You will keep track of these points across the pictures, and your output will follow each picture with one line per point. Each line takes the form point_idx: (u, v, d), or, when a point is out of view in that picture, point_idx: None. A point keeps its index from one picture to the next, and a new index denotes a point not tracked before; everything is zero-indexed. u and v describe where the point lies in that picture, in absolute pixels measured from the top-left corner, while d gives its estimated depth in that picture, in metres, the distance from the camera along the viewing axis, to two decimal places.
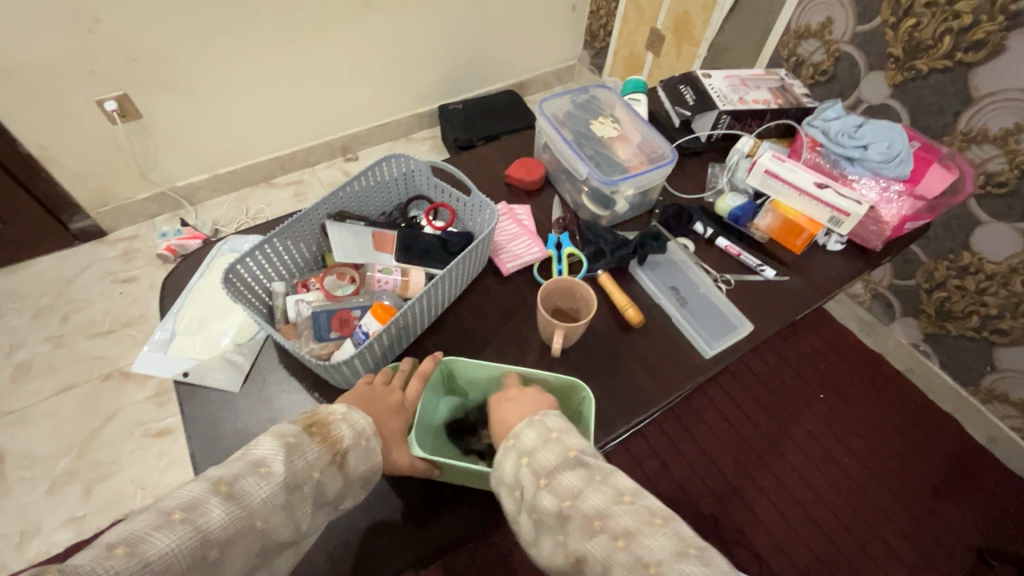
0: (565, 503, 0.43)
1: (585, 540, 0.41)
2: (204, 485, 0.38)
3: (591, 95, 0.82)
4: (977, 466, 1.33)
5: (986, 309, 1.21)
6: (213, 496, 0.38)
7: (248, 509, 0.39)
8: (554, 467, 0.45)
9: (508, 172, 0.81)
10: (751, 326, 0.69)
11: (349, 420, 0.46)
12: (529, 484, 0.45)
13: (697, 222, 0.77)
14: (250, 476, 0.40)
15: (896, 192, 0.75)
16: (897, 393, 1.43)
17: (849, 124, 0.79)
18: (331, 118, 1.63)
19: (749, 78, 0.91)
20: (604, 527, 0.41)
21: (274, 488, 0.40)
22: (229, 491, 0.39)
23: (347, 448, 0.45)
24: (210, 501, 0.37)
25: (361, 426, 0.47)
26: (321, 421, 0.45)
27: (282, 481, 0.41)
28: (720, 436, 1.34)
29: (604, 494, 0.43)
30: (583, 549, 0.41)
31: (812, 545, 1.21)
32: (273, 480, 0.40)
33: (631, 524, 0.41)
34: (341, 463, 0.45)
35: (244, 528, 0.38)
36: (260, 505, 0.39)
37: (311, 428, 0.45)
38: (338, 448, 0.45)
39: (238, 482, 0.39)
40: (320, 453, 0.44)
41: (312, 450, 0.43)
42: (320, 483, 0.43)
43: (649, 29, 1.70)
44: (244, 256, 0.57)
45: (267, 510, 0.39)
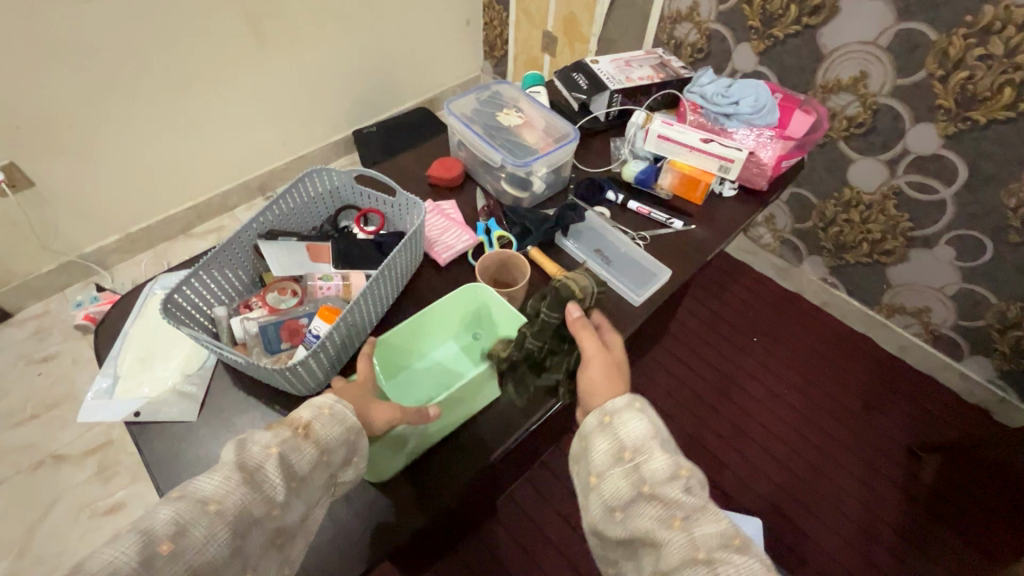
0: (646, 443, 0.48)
1: (623, 488, 0.46)
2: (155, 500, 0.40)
3: (494, 91, 0.88)
4: (894, 374, 1.50)
5: (872, 235, 1.39)
6: (162, 502, 0.39)
7: (198, 499, 0.40)
8: (633, 442, 0.48)
9: (429, 173, 0.85)
10: (670, 272, 0.76)
11: (306, 403, 0.49)
12: (635, 431, 0.48)
13: (609, 190, 0.84)
14: (199, 476, 0.41)
15: (769, 137, 0.86)
16: (817, 324, 1.59)
17: (721, 86, 0.89)
18: (245, 159, 1.61)
19: (632, 59, 1.01)
20: (642, 478, 0.46)
21: (226, 474, 0.41)
22: (179, 494, 0.40)
23: (308, 420, 0.47)
24: (161, 506, 0.39)
25: (318, 401, 0.49)
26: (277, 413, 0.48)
27: (233, 466, 0.42)
28: (673, 393, 1.43)
29: (658, 457, 0.46)
30: (615, 499, 0.46)
31: (771, 475, 1.31)
32: (224, 467, 0.42)
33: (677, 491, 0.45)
34: (306, 434, 0.46)
35: (199, 511, 0.39)
36: (212, 491, 0.40)
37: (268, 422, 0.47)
38: (298, 424, 0.47)
39: (187, 484, 0.41)
40: (277, 433, 0.46)
41: (266, 433, 0.45)
42: (286, 456, 0.45)
43: (541, 33, 1.81)
44: (180, 284, 0.58)
45: (223, 491, 0.40)
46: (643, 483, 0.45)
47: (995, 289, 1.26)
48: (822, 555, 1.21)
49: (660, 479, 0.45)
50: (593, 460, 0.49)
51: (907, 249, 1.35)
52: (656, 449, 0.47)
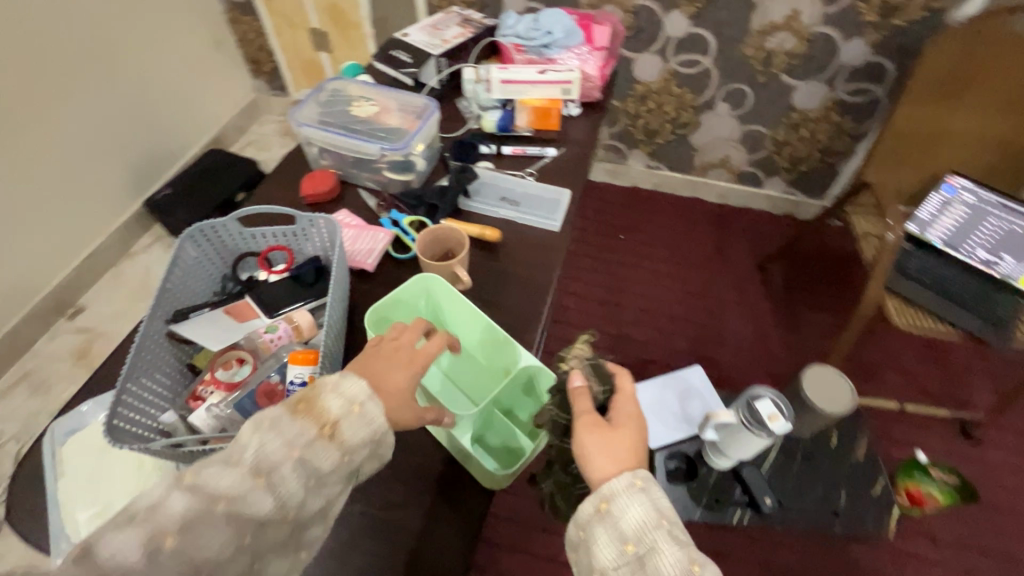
0: (657, 526, 0.48)
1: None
2: (173, 481, 0.41)
3: (331, 89, 0.84)
4: (727, 217, 1.82)
5: (668, 115, 1.65)
6: (178, 489, 0.40)
7: (209, 495, 0.41)
8: (638, 541, 0.48)
9: (304, 194, 0.80)
10: (568, 191, 0.84)
11: (338, 391, 0.47)
12: (639, 516, 0.49)
13: (481, 145, 0.89)
14: (220, 467, 0.42)
15: (587, 52, 0.97)
16: (659, 203, 1.85)
17: (529, 22, 0.97)
18: (19, 282, 1.36)
19: (437, 24, 1.04)
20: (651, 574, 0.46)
21: (243, 474, 0.42)
22: (193, 484, 0.41)
23: (338, 418, 0.46)
24: (176, 494, 0.40)
25: (352, 393, 0.47)
26: (307, 398, 0.47)
27: (252, 465, 0.42)
28: (583, 308, 1.58)
29: (666, 554, 0.47)
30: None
31: (682, 333, 1.54)
32: (243, 464, 0.42)
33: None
34: (332, 434, 0.45)
35: (206, 510, 0.40)
36: (225, 489, 0.41)
37: (296, 406, 0.46)
38: (327, 421, 0.46)
39: (205, 474, 0.42)
40: (305, 428, 0.45)
41: (295, 427, 0.45)
42: (305, 458, 0.44)
43: (309, 31, 1.71)
44: (113, 409, 0.50)
45: (236, 490, 0.41)
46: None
47: (761, 123, 1.60)
48: (742, 372, 1.47)
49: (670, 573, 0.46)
50: (599, 553, 0.49)
51: (696, 116, 1.64)
52: (659, 536, 0.48)
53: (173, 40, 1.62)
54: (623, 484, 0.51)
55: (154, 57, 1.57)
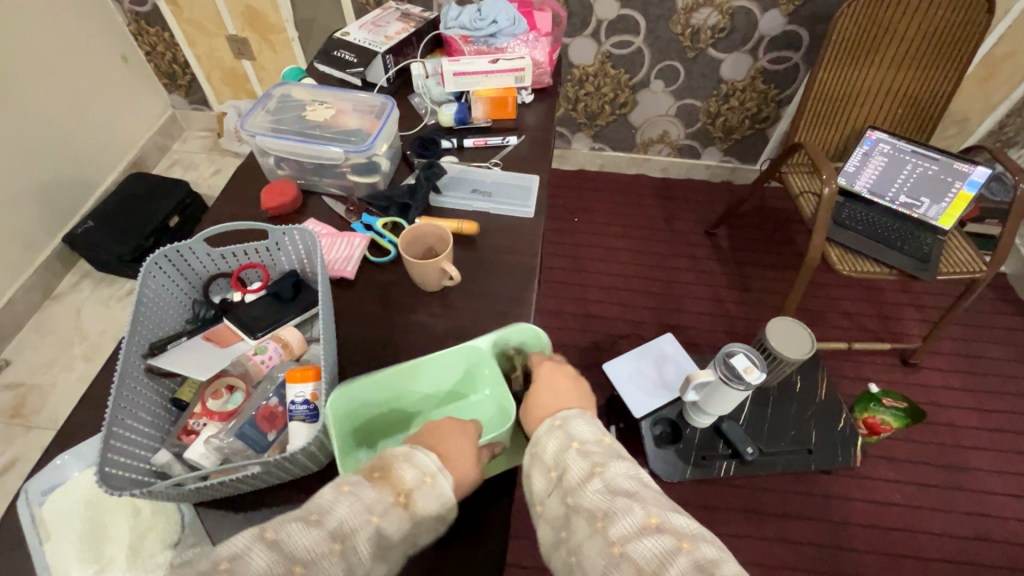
0: (595, 471, 0.47)
1: (587, 541, 0.44)
2: (255, 534, 0.41)
3: (278, 95, 0.80)
4: (670, 189, 1.89)
5: (606, 96, 1.69)
6: (259, 545, 0.40)
7: (290, 555, 0.40)
8: (572, 481, 0.47)
9: (265, 207, 0.76)
10: (536, 177, 0.85)
11: (412, 460, 0.47)
12: (583, 469, 0.47)
13: (442, 140, 0.88)
14: (299, 525, 0.42)
15: (534, 38, 0.97)
16: (607, 183, 1.90)
17: (472, 12, 0.97)
18: None
19: (376, 20, 1.01)
20: (591, 515, 0.45)
21: (319, 537, 0.41)
22: (273, 539, 0.41)
23: (412, 488, 0.46)
24: (256, 550, 0.40)
25: (425, 463, 0.47)
26: (382, 466, 0.47)
27: (327, 530, 0.42)
28: (549, 291, 1.61)
29: (598, 488, 0.46)
30: (581, 549, 0.44)
31: (646, 305, 1.60)
32: (321, 526, 0.42)
33: (632, 532, 0.42)
34: (406, 504, 0.45)
35: (282, 571, 0.39)
36: (303, 551, 0.41)
37: (373, 474, 0.47)
38: (402, 490, 0.46)
39: (284, 532, 0.41)
40: (381, 496, 0.45)
41: (370, 493, 0.44)
42: (378, 525, 0.44)
43: (228, 38, 1.62)
44: (102, 455, 0.46)
45: (311, 555, 0.41)
46: (596, 520, 0.44)
47: (693, 96, 1.68)
48: (706, 334, 1.55)
49: (613, 513, 0.44)
50: (533, 489, 0.50)
51: (633, 95, 1.69)
52: (598, 481, 0.46)
53: (74, 59, 1.48)
54: (582, 426, 0.50)
55: (54, 80, 1.43)
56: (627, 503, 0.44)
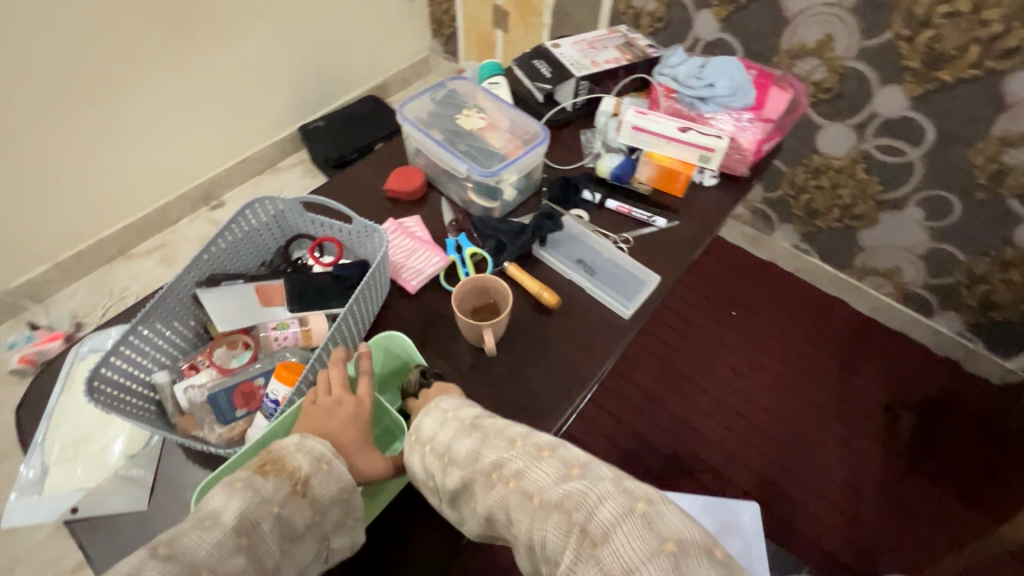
0: (476, 443, 0.48)
1: (488, 496, 0.45)
2: (141, 553, 0.36)
3: (450, 89, 0.80)
4: (870, 335, 1.47)
5: (843, 201, 1.34)
6: (151, 559, 0.36)
7: (190, 562, 0.37)
8: (468, 451, 0.48)
9: (387, 187, 0.77)
10: (658, 277, 0.71)
11: (304, 448, 0.44)
12: (463, 441, 0.48)
13: (585, 190, 0.79)
14: (191, 531, 0.38)
15: (748, 120, 0.81)
16: (793, 290, 1.54)
17: (693, 67, 0.84)
18: (183, 170, 1.50)
19: (596, 41, 0.94)
20: (501, 477, 0.45)
21: (221, 536, 0.38)
22: (169, 551, 0.37)
23: (308, 474, 0.43)
24: (150, 565, 0.35)
25: (318, 450, 0.44)
26: (273, 458, 0.43)
27: (229, 528, 0.39)
28: (656, 376, 1.38)
29: (499, 447, 0.47)
30: (488, 507, 0.45)
31: (759, 449, 1.28)
32: (219, 526, 0.39)
33: (548, 480, 0.44)
34: (304, 492, 0.43)
35: None
36: (203, 556, 0.37)
37: (264, 467, 0.43)
38: (298, 477, 0.43)
39: (177, 540, 0.38)
40: (278, 486, 0.42)
41: (268, 484, 0.42)
42: (282, 516, 0.41)
43: (491, 7, 1.68)
44: (106, 355, 0.51)
45: (215, 557, 0.38)
46: (507, 480, 0.45)
47: (960, 244, 1.24)
48: (816, 527, 1.19)
49: (525, 467, 0.45)
50: (415, 471, 0.50)
51: (877, 211, 1.31)
52: (482, 453, 0.47)
53: None
54: (452, 410, 0.51)
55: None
56: (530, 452, 0.46)
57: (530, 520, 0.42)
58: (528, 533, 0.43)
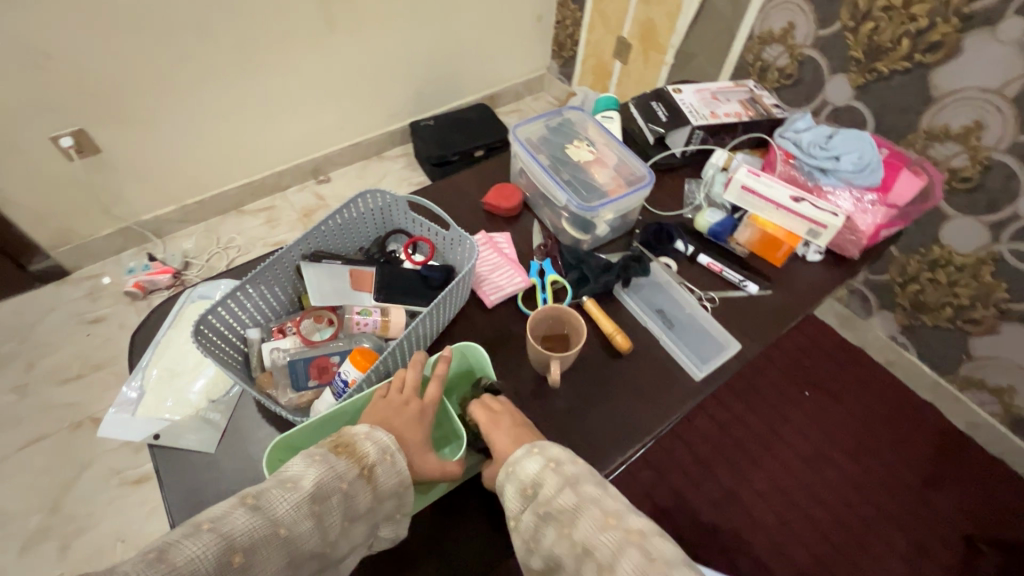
0: (598, 491, 0.46)
1: (597, 535, 0.43)
2: (233, 499, 0.39)
3: (565, 118, 0.82)
4: (960, 454, 1.32)
5: (958, 300, 1.20)
6: (239, 506, 0.38)
7: (272, 517, 0.38)
8: (577, 475, 0.47)
9: (486, 200, 0.80)
10: (739, 345, 0.68)
11: (373, 437, 0.45)
12: (593, 482, 0.47)
13: (678, 240, 0.77)
14: (275, 489, 0.40)
15: (870, 202, 0.76)
16: (882, 387, 1.40)
17: (820, 136, 0.80)
18: (301, 144, 1.63)
19: (719, 91, 0.92)
20: (620, 526, 0.44)
21: (299, 501, 0.40)
22: (255, 502, 0.39)
23: (374, 462, 0.44)
24: (237, 511, 0.38)
25: (385, 442, 0.45)
26: (346, 441, 0.44)
27: (307, 494, 0.40)
28: (710, 440, 1.30)
29: (623, 503, 0.46)
30: (592, 544, 0.43)
31: (809, 545, 1.17)
32: (297, 491, 0.40)
33: (646, 531, 0.44)
34: (370, 477, 0.43)
35: (267, 533, 0.38)
36: (283, 515, 0.39)
37: (337, 448, 0.44)
38: (365, 463, 0.44)
39: (263, 494, 0.39)
40: (348, 467, 0.43)
41: (339, 465, 0.42)
42: (348, 496, 0.42)
43: (616, 38, 1.69)
44: (214, 305, 0.56)
45: (293, 518, 0.39)
46: (607, 518, 0.44)
47: None
48: None
49: (625, 510, 0.45)
50: (521, 474, 0.48)
51: (998, 321, 1.16)
52: (604, 492, 0.46)
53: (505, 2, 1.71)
54: (555, 448, 0.50)
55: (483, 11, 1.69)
56: (641, 515, 0.46)
57: (621, 560, 0.42)
58: None
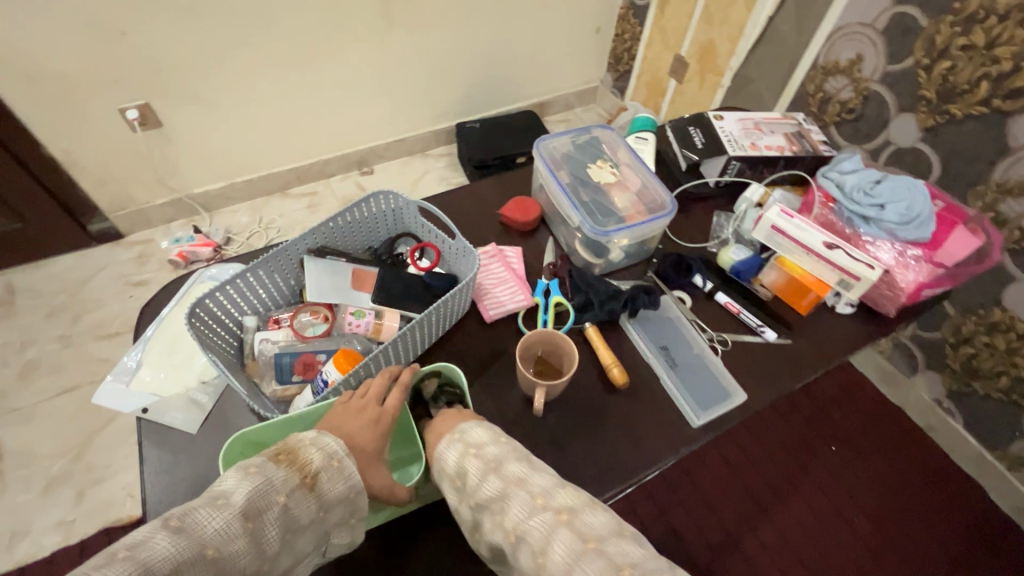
0: (521, 475, 0.46)
1: (526, 520, 0.43)
2: (154, 522, 0.36)
3: (593, 135, 0.80)
4: (1001, 538, 1.19)
5: (1018, 371, 1.08)
6: (161, 530, 0.35)
7: (199, 538, 0.36)
8: (498, 457, 0.47)
9: (502, 212, 0.78)
10: (745, 396, 0.64)
11: (318, 444, 0.45)
12: (518, 466, 0.47)
13: (697, 274, 0.73)
14: (203, 508, 0.38)
15: (913, 258, 0.70)
16: (922, 452, 1.28)
17: (866, 180, 0.74)
18: (348, 134, 1.66)
19: (763, 122, 0.87)
20: (548, 506, 0.44)
21: (230, 517, 0.38)
22: (179, 524, 0.36)
23: (318, 470, 0.44)
24: (159, 535, 0.35)
25: (332, 448, 0.45)
26: (288, 449, 0.44)
27: (239, 510, 0.38)
28: (723, 485, 1.21)
29: (549, 480, 0.46)
30: (521, 529, 0.43)
31: None
32: (229, 508, 0.38)
33: (576, 505, 0.44)
34: (312, 486, 0.43)
35: (193, 556, 0.35)
36: (213, 534, 0.37)
37: (278, 456, 0.43)
38: (307, 471, 0.43)
39: (189, 515, 0.37)
40: (287, 477, 0.42)
41: (278, 474, 0.42)
42: (287, 508, 0.41)
43: (673, 56, 1.64)
44: (213, 290, 0.57)
45: (223, 537, 0.37)
46: (537, 498, 0.44)
47: None
48: None
49: (552, 488, 0.45)
50: (444, 467, 0.49)
51: None
52: (526, 468, 0.46)
53: (566, 11, 1.69)
54: (478, 432, 0.49)
55: (542, 18, 1.67)
56: (574, 491, 0.45)
57: (552, 543, 0.42)
58: (559, 567, 0.41)
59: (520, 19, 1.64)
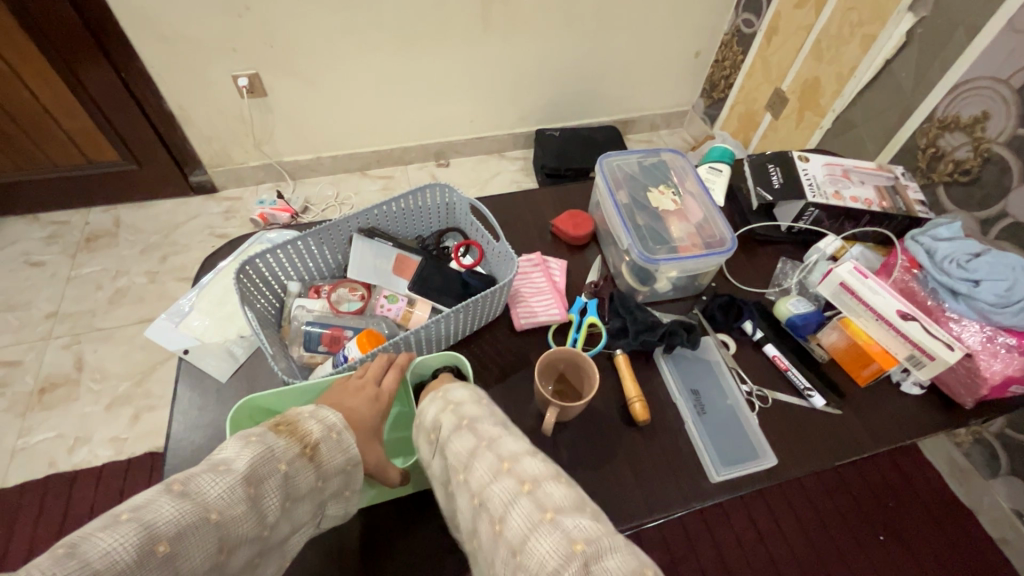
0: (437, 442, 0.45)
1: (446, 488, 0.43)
2: (157, 487, 0.36)
3: (661, 159, 0.77)
4: None
5: None
6: (164, 494, 0.35)
7: (202, 502, 0.36)
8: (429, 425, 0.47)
9: (555, 222, 0.77)
10: (775, 461, 0.59)
11: (318, 416, 0.46)
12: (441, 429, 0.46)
13: (748, 320, 0.68)
14: (206, 473, 0.38)
15: (1003, 346, 0.61)
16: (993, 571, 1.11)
17: (963, 251, 0.66)
18: (431, 126, 1.71)
19: (854, 170, 0.80)
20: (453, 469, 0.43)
21: (233, 482, 0.38)
22: (182, 490, 0.36)
23: (318, 440, 0.44)
24: (162, 500, 0.35)
25: (331, 420, 0.46)
26: (287, 420, 0.44)
27: (240, 476, 0.39)
28: (747, 550, 1.09)
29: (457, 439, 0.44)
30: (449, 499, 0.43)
31: None
32: (231, 475, 0.38)
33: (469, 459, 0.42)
34: (312, 456, 0.44)
35: (197, 520, 0.35)
36: (215, 498, 0.37)
37: (277, 427, 0.44)
38: (307, 442, 0.44)
39: (192, 480, 0.37)
40: (288, 446, 0.43)
41: (278, 444, 0.42)
42: (288, 476, 0.42)
43: (773, 89, 1.54)
44: (264, 252, 0.60)
45: (226, 501, 0.37)
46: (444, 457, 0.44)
47: None
48: None
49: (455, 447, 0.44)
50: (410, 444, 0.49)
51: None
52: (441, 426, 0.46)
53: (667, 30, 1.64)
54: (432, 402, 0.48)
55: (642, 35, 1.64)
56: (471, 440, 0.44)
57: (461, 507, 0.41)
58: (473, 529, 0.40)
59: (618, 33, 1.62)
